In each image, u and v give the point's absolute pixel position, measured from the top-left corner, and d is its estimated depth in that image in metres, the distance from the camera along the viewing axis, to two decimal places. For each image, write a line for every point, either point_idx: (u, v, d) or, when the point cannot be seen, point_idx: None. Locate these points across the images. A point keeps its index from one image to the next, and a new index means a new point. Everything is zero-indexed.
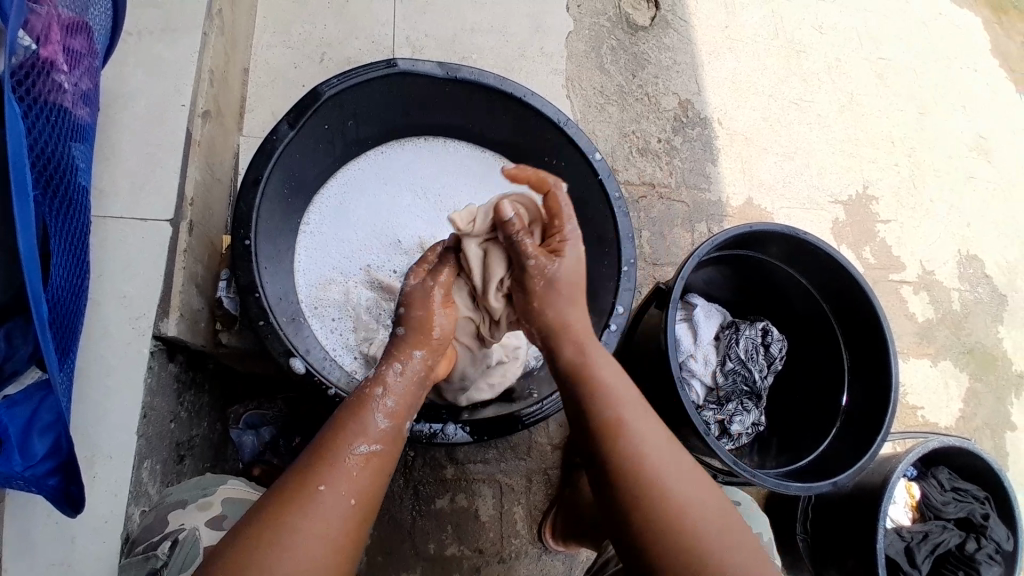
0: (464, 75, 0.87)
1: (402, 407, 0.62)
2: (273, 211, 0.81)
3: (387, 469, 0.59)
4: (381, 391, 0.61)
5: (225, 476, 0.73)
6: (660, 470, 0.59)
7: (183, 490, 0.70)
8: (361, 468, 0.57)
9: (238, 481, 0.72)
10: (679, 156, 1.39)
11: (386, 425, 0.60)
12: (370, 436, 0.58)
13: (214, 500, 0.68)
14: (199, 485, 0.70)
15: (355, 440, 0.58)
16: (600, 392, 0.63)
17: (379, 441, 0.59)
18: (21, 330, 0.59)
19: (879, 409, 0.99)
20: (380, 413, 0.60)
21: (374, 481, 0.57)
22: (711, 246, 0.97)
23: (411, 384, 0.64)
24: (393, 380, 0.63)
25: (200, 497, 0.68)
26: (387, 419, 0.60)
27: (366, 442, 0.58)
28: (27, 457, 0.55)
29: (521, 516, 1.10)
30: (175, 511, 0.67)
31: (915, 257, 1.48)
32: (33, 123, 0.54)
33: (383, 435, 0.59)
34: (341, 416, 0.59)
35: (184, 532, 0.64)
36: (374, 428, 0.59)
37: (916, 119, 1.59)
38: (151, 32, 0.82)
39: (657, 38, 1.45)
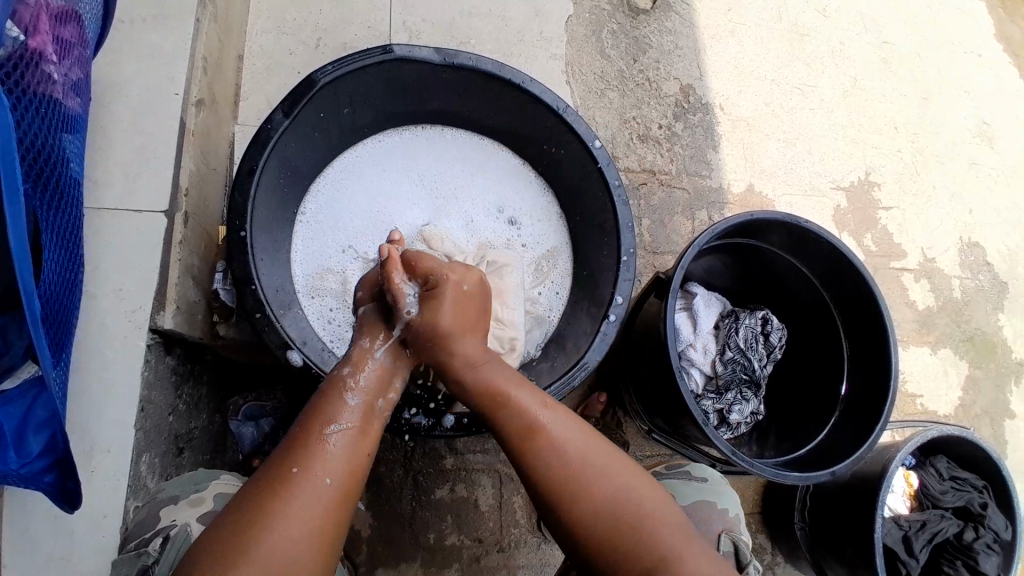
0: (461, 60, 0.85)
1: (374, 387, 0.64)
2: (269, 201, 0.80)
3: (366, 446, 0.60)
4: (351, 375, 0.64)
5: (217, 472, 0.73)
6: (576, 472, 0.61)
7: (175, 486, 0.70)
8: (337, 445, 0.58)
9: (230, 477, 0.73)
10: (679, 143, 1.37)
11: (357, 403, 0.62)
12: (341, 414, 0.60)
13: (206, 496, 0.69)
14: (191, 481, 0.71)
15: (328, 419, 0.59)
16: (507, 410, 0.64)
17: (352, 420, 0.61)
18: (17, 328, 0.59)
19: (879, 400, 0.99)
20: (351, 392, 0.62)
21: (352, 458, 0.58)
22: (712, 235, 0.95)
23: (383, 366, 0.66)
24: (364, 363, 0.65)
25: (191, 493, 0.69)
26: (358, 397, 0.62)
27: (338, 420, 0.60)
28: (23, 455, 0.54)
29: (520, 505, 1.10)
30: (166, 507, 0.67)
31: (917, 245, 1.47)
32: (21, 115, 0.53)
33: (355, 413, 0.61)
34: (314, 402, 0.61)
35: (176, 528, 0.64)
36: (346, 407, 0.61)
37: (919, 104, 1.58)
38: (141, 18, 0.80)
39: (658, 22, 1.43)
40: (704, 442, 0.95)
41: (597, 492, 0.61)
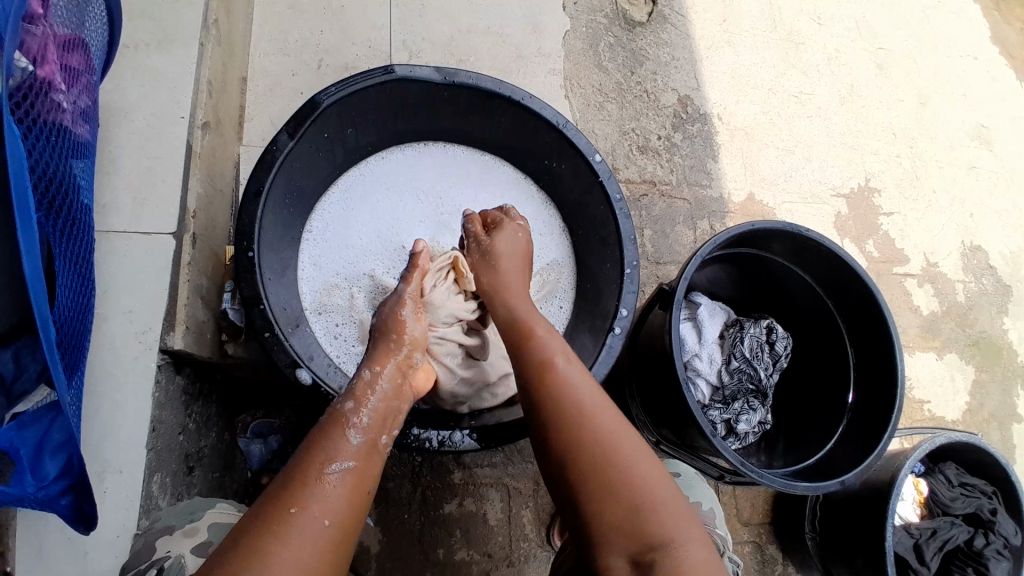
0: (461, 79, 0.86)
1: (375, 423, 0.66)
2: (276, 221, 0.81)
3: (364, 484, 0.60)
4: (354, 413, 0.65)
5: (212, 501, 0.73)
6: (585, 405, 0.63)
7: (172, 516, 0.70)
8: (337, 485, 0.58)
9: (226, 505, 0.73)
10: (679, 153, 1.38)
11: (359, 441, 0.63)
12: (343, 453, 0.61)
13: (200, 527, 0.67)
14: (187, 510, 0.71)
15: (329, 458, 0.59)
16: (537, 342, 0.70)
17: (352, 458, 0.61)
18: (30, 349, 0.57)
19: (885, 408, 0.99)
20: (353, 430, 0.64)
21: (350, 498, 0.58)
22: (713, 246, 0.96)
23: (385, 402, 0.69)
24: (368, 399, 0.67)
25: (187, 523, 0.68)
26: (360, 436, 0.63)
27: (340, 459, 0.60)
28: (39, 477, 0.53)
29: (529, 519, 1.10)
30: (161, 537, 0.65)
31: (918, 250, 1.48)
32: (33, 145, 0.54)
33: (356, 452, 0.62)
34: (313, 438, 0.62)
35: (170, 559, 0.63)
36: (347, 446, 0.62)
37: (916, 109, 1.59)
38: (147, 44, 0.82)
39: (655, 34, 1.45)
40: (711, 453, 0.95)
41: (596, 428, 0.61)
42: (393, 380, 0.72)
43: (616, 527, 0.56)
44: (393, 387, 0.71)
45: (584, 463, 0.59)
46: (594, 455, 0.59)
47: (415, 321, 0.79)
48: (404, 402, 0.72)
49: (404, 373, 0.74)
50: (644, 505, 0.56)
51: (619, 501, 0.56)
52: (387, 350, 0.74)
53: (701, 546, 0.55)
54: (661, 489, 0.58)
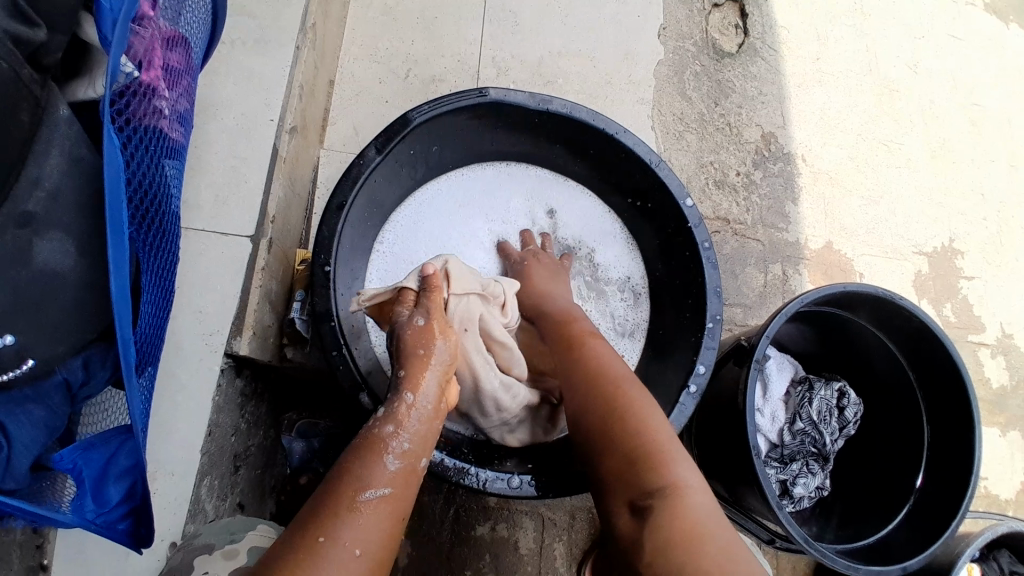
0: (555, 107, 0.83)
1: (416, 447, 0.58)
2: (353, 234, 0.79)
3: (400, 513, 0.54)
4: (393, 433, 0.57)
5: (253, 522, 0.71)
6: (606, 378, 0.70)
7: (211, 533, 0.67)
8: (369, 515, 0.52)
9: (266, 528, 0.71)
10: (757, 192, 1.32)
11: (396, 467, 0.56)
12: (379, 480, 0.54)
13: (240, 549, 0.65)
14: (227, 529, 0.68)
15: (363, 483, 0.53)
16: (573, 326, 0.80)
17: (387, 484, 0.55)
18: (100, 355, 0.54)
19: (959, 487, 0.92)
20: (391, 455, 0.56)
21: (384, 531, 0.52)
22: (799, 305, 0.90)
23: (426, 424, 0.59)
24: (408, 419, 0.58)
25: (227, 543, 0.65)
26: (398, 460, 0.56)
27: (375, 485, 0.54)
28: (101, 503, 0.52)
29: (561, 553, 1.06)
30: (200, 556, 0.63)
31: (996, 319, 1.39)
32: (132, 154, 0.52)
33: (394, 478, 0.55)
34: (348, 460, 0.55)
35: None
36: (384, 472, 0.55)
37: (1010, 171, 1.49)
38: (245, 42, 0.81)
39: (744, 66, 1.38)
40: (766, 517, 0.90)
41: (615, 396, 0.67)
42: (433, 398, 0.60)
43: (621, 480, 0.62)
44: (431, 406, 0.60)
45: (596, 425, 0.66)
46: (605, 416, 0.66)
47: (444, 335, 0.63)
48: (441, 418, 0.61)
49: (443, 387, 0.62)
50: (650, 458, 0.61)
51: (622, 454, 0.63)
52: (420, 363, 0.60)
53: (704, 497, 0.58)
54: (667, 445, 0.62)
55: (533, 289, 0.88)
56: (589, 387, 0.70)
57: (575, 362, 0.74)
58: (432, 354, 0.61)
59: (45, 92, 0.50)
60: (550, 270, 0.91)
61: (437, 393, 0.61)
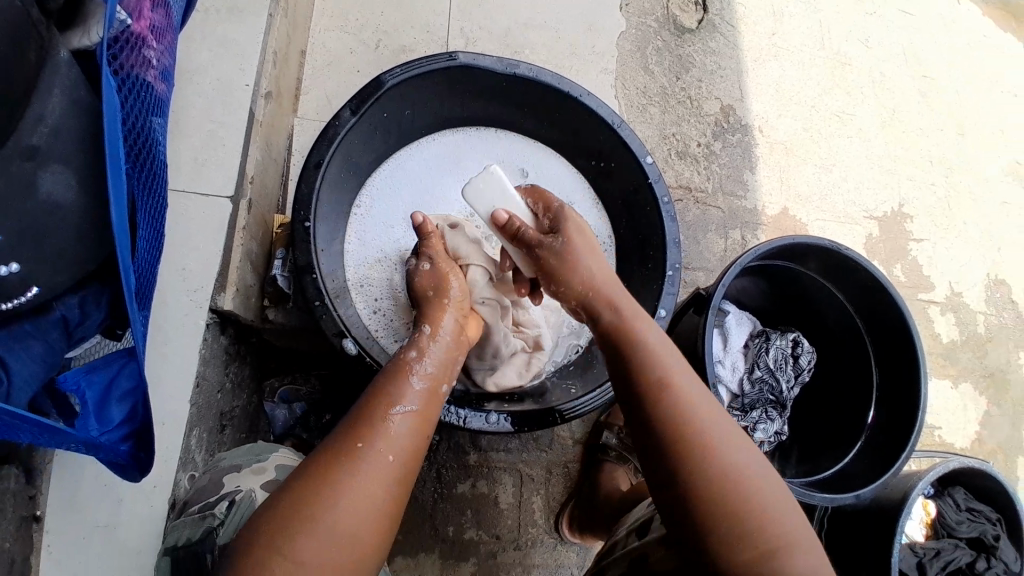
0: (522, 71, 0.88)
1: (438, 372, 0.66)
2: (330, 195, 0.83)
3: (426, 428, 0.61)
4: (417, 359, 0.65)
5: (275, 445, 0.75)
6: (712, 437, 0.57)
7: (236, 455, 0.72)
8: (400, 425, 0.59)
9: (288, 452, 0.75)
10: (717, 162, 1.38)
11: (422, 386, 0.63)
12: (406, 396, 0.61)
13: (268, 466, 0.70)
14: (252, 451, 0.73)
15: (394, 399, 0.60)
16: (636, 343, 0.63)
17: (415, 401, 0.61)
18: (95, 295, 0.58)
19: (906, 427, 0.99)
20: (415, 376, 0.63)
21: (413, 440, 0.59)
22: (752, 256, 0.97)
23: (445, 354, 0.68)
24: (429, 347, 0.67)
25: (253, 463, 0.70)
26: (421, 380, 0.63)
27: (404, 402, 0.60)
28: (104, 423, 0.56)
29: (539, 506, 1.11)
30: (229, 474, 0.68)
31: (944, 279, 1.47)
32: (125, 97, 0.56)
33: (419, 395, 0.62)
34: (379, 381, 0.62)
35: (241, 493, 0.65)
36: (410, 390, 0.62)
37: (955, 139, 1.57)
38: (218, 10, 0.84)
39: (703, 42, 1.45)
40: None
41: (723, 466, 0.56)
42: (452, 331, 0.71)
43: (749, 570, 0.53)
44: (452, 338, 0.70)
45: (709, 506, 0.54)
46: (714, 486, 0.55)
47: (459, 288, 0.77)
48: (462, 354, 0.72)
49: (461, 324, 0.74)
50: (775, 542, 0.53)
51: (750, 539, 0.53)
52: (439, 306, 0.73)
53: None
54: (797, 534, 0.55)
55: (580, 275, 0.70)
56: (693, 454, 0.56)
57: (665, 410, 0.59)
58: (450, 298, 0.75)
59: (49, 36, 0.54)
60: (585, 242, 0.73)
61: (456, 328, 0.72)
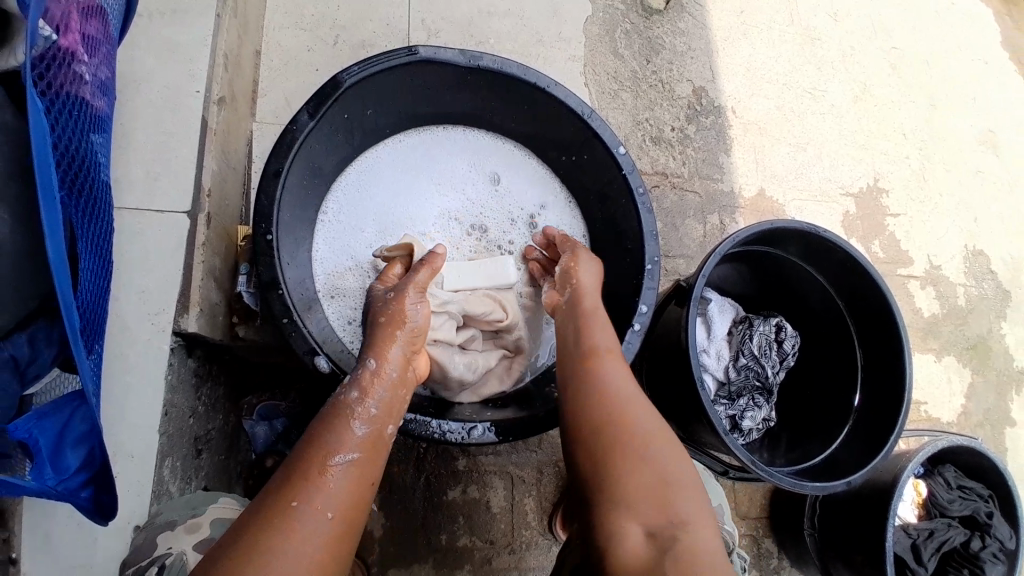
0: (486, 63, 0.84)
1: (383, 413, 0.64)
2: (293, 204, 0.80)
3: (368, 478, 0.59)
4: (358, 402, 0.63)
5: (214, 494, 0.74)
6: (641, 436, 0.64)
7: (174, 509, 0.68)
8: (339, 478, 0.56)
9: (228, 500, 0.74)
10: (692, 145, 1.36)
11: (364, 432, 0.61)
12: (347, 445, 0.59)
13: (202, 522, 0.69)
14: (188, 504, 0.70)
15: (333, 449, 0.58)
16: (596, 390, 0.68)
17: (356, 449, 0.59)
18: (46, 332, 0.55)
19: (893, 407, 0.99)
20: (357, 421, 0.61)
21: (353, 491, 0.56)
22: (732, 242, 0.95)
23: (392, 392, 0.66)
24: (374, 388, 0.65)
25: (188, 516, 0.68)
26: (364, 426, 0.61)
27: (344, 451, 0.58)
28: (60, 471, 0.54)
29: (532, 507, 1.09)
30: (162, 533, 0.65)
31: (923, 252, 1.47)
32: (56, 119, 0.53)
33: (361, 443, 0.60)
34: (318, 428, 0.60)
35: (172, 556, 0.64)
36: (352, 438, 0.60)
37: (926, 111, 1.57)
38: (162, 13, 0.79)
39: (672, 23, 1.42)
40: (719, 449, 0.95)
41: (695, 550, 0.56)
42: (399, 367, 0.68)
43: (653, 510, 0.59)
44: (399, 374, 0.68)
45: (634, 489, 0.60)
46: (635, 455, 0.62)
47: (418, 313, 0.72)
48: (407, 391, 0.69)
49: (409, 358, 0.70)
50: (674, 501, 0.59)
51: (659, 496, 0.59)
52: (388, 334, 0.69)
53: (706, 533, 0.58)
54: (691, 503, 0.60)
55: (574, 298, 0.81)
56: (657, 534, 0.57)
57: (638, 480, 0.61)
58: (405, 329, 0.70)
59: None
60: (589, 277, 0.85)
61: (403, 363, 0.69)
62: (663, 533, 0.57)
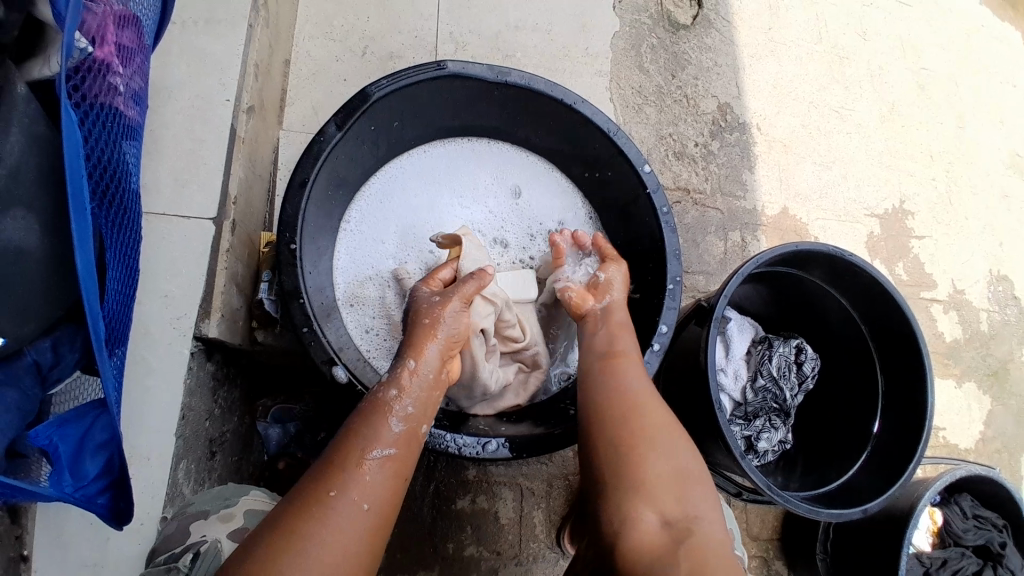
0: (514, 79, 0.84)
1: (418, 412, 0.64)
2: (317, 213, 0.80)
3: (403, 474, 0.59)
4: (395, 399, 0.63)
5: (246, 487, 0.73)
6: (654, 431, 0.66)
7: (205, 501, 0.69)
8: (375, 473, 0.57)
9: (258, 494, 0.73)
10: (715, 162, 1.35)
11: (401, 429, 0.61)
12: (384, 441, 0.59)
13: (235, 512, 0.67)
14: (221, 495, 0.70)
15: (370, 444, 0.58)
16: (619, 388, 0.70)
17: (392, 445, 0.59)
18: (69, 337, 0.57)
19: (913, 435, 0.97)
20: (395, 417, 0.61)
21: (389, 486, 0.57)
22: (755, 264, 0.94)
23: (427, 391, 0.66)
24: (410, 385, 0.65)
25: (221, 508, 0.68)
26: (401, 423, 0.61)
27: (381, 446, 0.59)
28: (79, 477, 0.55)
29: (540, 520, 1.08)
30: (196, 521, 0.65)
31: (947, 276, 1.44)
32: (89, 131, 0.54)
33: (397, 440, 0.60)
34: (355, 423, 0.60)
35: (206, 543, 0.62)
36: (389, 434, 0.60)
37: (955, 133, 1.54)
38: (197, 21, 0.81)
39: (699, 38, 1.41)
40: (733, 470, 0.94)
41: (705, 543, 0.59)
42: (435, 367, 0.68)
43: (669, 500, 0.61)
44: (434, 375, 0.68)
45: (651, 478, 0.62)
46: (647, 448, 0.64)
47: (453, 317, 0.72)
48: (442, 392, 0.69)
49: (445, 359, 0.70)
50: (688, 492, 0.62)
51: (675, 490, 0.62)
52: (425, 332, 0.69)
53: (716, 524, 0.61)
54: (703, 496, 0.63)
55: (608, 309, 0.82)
56: (674, 524, 0.60)
57: (654, 470, 0.63)
58: (441, 332, 0.70)
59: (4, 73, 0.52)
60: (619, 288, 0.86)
61: (439, 363, 0.69)
62: (678, 524, 0.60)
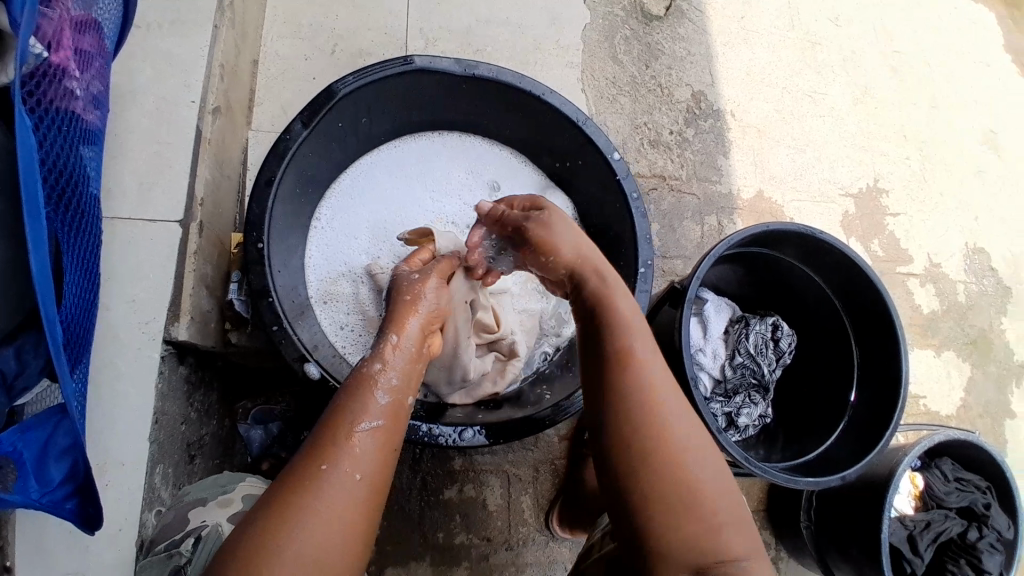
0: (480, 71, 0.86)
1: (402, 384, 0.63)
2: (285, 211, 0.81)
3: (392, 444, 0.57)
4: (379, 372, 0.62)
5: (242, 474, 0.74)
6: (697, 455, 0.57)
7: (200, 489, 0.71)
8: (365, 443, 0.55)
9: (256, 479, 0.74)
10: (690, 148, 1.36)
11: (388, 402, 0.60)
12: (371, 413, 0.58)
13: (234, 497, 0.70)
14: (217, 483, 0.72)
15: (358, 416, 0.57)
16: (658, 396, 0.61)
17: (380, 416, 0.58)
18: (32, 345, 0.58)
19: (888, 405, 0.99)
20: (381, 390, 0.60)
21: (380, 456, 0.56)
22: (727, 245, 0.95)
23: (410, 363, 0.65)
24: (392, 357, 0.64)
25: (219, 495, 0.70)
26: (387, 395, 0.60)
27: (368, 418, 0.57)
28: (44, 483, 0.57)
29: (529, 504, 1.09)
30: (195, 508, 0.68)
31: (923, 251, 1.46)
32: (44, 135, 0.55)
33: (384, 411, 0.59)
34: (342, 399, 0.59)
35: (206, 528, 0.65)
36: (376, 406, 0.59)
37: (927, 111, 1.56)
38: (159, 25, 0.81)
39: (671, 28, 1.42)
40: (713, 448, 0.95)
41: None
42: (415, 341, 0.68)
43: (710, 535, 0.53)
44: (415, 349, 0.67)
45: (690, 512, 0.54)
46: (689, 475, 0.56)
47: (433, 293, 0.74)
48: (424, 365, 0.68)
49: (426, 334, 0.70)
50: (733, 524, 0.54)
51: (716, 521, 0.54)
52: (406, 308, 0.70)
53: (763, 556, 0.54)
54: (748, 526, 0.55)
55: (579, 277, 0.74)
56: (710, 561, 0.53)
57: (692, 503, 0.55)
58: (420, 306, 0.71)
59: None
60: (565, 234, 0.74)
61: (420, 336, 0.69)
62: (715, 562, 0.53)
